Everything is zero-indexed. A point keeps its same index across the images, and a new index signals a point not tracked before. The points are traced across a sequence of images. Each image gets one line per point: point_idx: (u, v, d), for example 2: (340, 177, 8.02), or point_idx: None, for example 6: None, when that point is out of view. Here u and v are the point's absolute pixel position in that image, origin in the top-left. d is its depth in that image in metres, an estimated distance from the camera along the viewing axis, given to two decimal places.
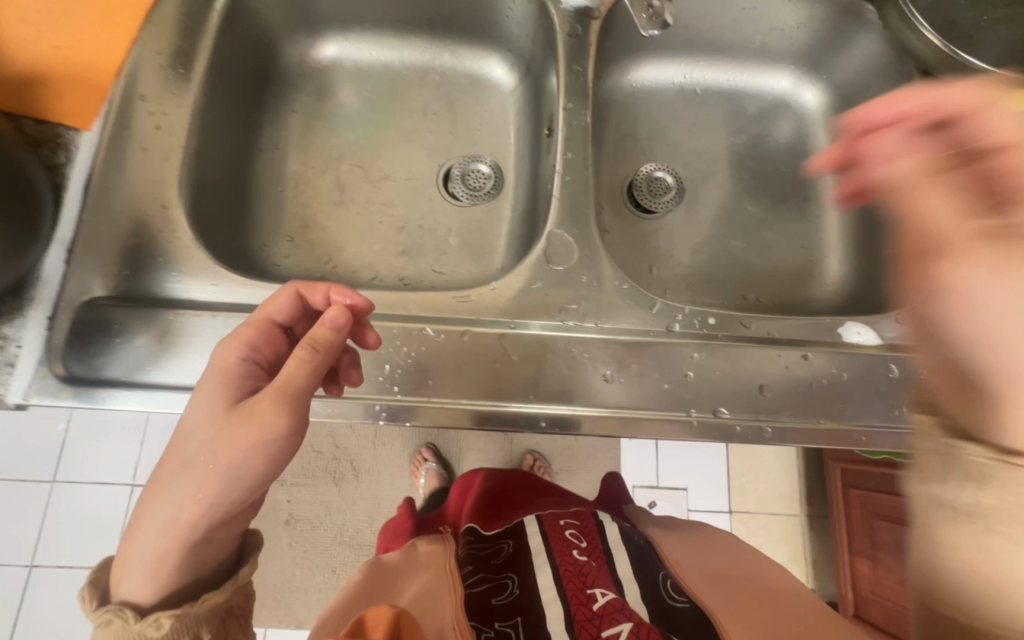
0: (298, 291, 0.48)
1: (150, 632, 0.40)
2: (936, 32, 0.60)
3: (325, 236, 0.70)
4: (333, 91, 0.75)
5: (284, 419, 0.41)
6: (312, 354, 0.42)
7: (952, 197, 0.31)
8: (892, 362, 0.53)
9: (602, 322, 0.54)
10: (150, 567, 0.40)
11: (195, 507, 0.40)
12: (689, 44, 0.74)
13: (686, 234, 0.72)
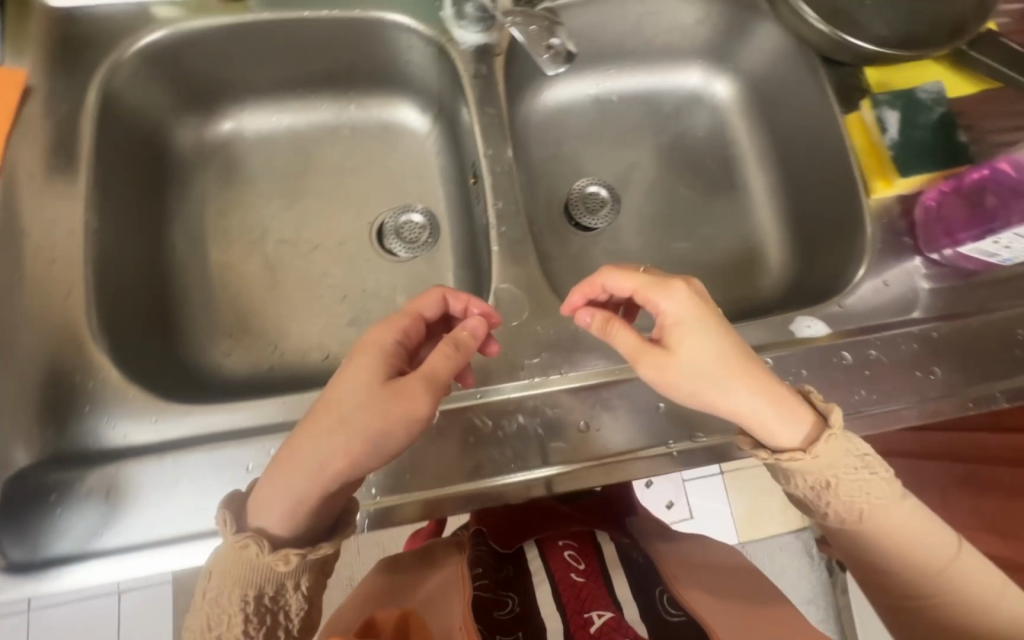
0: (444, 292, 0.51)
1: (274, 565, 0.42)
2: (823, 18, 0.61)
3: (264, 323, 0.66)
4: (239, 166, 0.70)
5: (429, 403, 0.44)
6: (454, 351, 0.46)
7: (638, 343, 0.46)
8: (844, 349, 0.55)
9: (569, 371, 0.53)
10: (286, 509, 0.42)
11: (342, 466, 0.43)
12: (595, 56, 0.73)
13: (631, 245, 0.72)
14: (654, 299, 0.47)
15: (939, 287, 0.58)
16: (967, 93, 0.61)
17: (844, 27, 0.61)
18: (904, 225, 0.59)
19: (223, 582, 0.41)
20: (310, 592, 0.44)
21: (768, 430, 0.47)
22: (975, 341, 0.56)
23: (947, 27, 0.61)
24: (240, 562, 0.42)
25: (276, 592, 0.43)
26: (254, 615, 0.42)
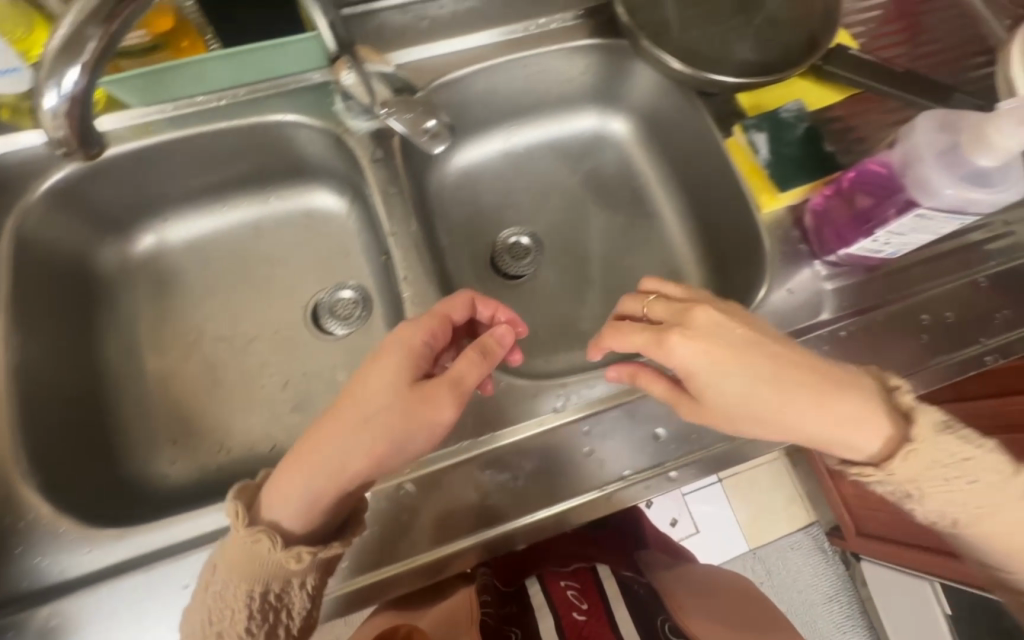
0: (472, 297, 0.56)
1: (285, 563, 0.45)
2: (684, 58, 0.65)
3: (208, 423, 0.67)
4: (167, 274, 0.72)
5: (454, 410, 0.48)
6: (480, 357, 0.51)
7: (669, 390, 0.52)
8: None
9: (545, 415, 0.59)
10: (306, 500, 0.47)
11: (365, 467, 0.48)
12: (496, 117, 0.77)
13: (558, 288, 0.75)
14: (664, 354, 0.49)
15: (842, 286, 0.61)
16: (826, 103, 0.65)
17: (705, 63, 0.65)
18: (798, 234, 0.62)
19: (232, 578, 0.45)
20: (314, 591, 0.48)
21: (845, 443, 0.50)
22: (887, 334, 0.59)
23: (798, 48, 0.65)
24: (248, 557, 0.45)
25: (281, 589, 0.47)
26: (258, 613, 0.46)
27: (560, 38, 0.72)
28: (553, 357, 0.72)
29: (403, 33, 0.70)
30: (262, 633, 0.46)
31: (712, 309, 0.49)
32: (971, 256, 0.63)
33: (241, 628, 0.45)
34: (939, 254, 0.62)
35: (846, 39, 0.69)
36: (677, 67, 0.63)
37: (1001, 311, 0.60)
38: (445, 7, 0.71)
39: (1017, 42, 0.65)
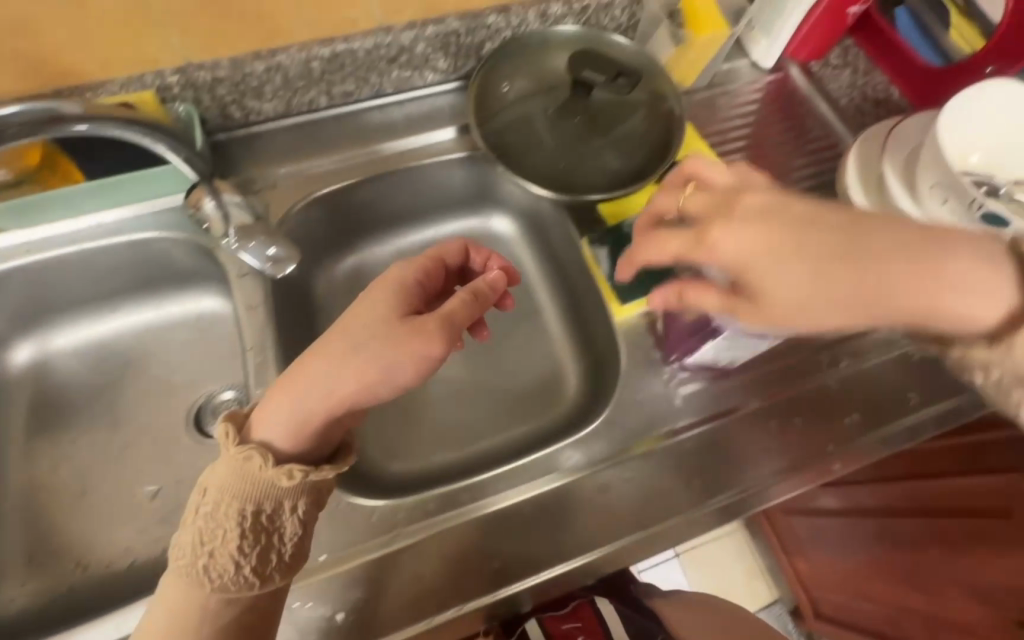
0: (466, 245, 0.67)
1: (276, 481, 0.50)
2: (549, 181, 0.69)
3: (67, 540, 0.66)
4: (47, 385, 0.73)
5: (443, 344, 0.53)
6: (471, 300, 0.56)
7: (723, 301, 0.47)
8: None
9: (521, 486, 0.58)
10: (294, 425, 0.51)
11: (353, 388, 0.51)
12: (381, 223, 0.80)
13: (444, 384, 0.76)
14: (699, 257, 0.46)
15: (691, 394, 0.63)
16: None
17: (569, 182, 0.69)
18: (652, 341, 0.64)
19: (221, 495, 0.49)
20: (303, 517, 0.51)
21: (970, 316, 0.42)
22: (732, 442, 0.61)
23: (650, 162, 0.71)
24: (241, 474, 0.50)
25: (273, 511, 0.50)
26: (249, 532, 0.49)
27: (437, 152, 0.76)
28: (430, 460, 0.71)
29: (287, 150, 0.73)
30: (253, 555, 0.49)
31: (761, 193, 0.46)
32: (821, 359, 0.66)
33: (229, 550, 0.48)
34: (785, 357, 0.65)
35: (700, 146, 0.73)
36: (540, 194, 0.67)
37: (845, 416, 0.63)
38: (328, 125, 0.75)
39: (850, 155, 0.69)
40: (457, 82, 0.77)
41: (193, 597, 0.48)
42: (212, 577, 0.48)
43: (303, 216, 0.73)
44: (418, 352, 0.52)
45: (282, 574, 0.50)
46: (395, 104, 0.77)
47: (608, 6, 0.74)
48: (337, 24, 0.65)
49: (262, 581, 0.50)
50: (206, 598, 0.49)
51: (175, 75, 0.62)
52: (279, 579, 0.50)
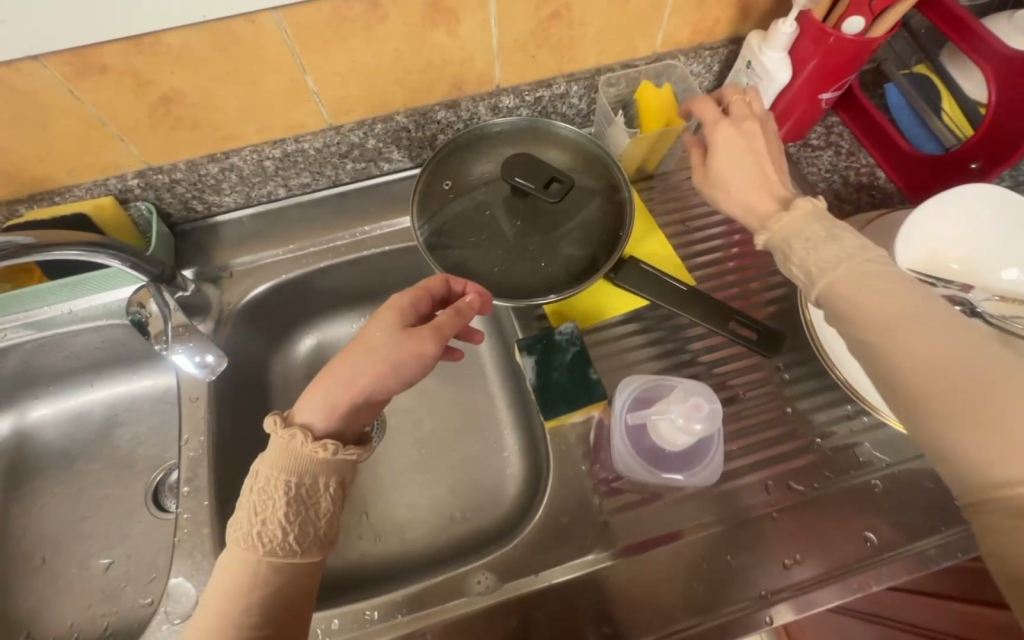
0: (446, 278, 0.62)
1: (316, 455, 0.52)
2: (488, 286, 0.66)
3: (22, 610, 0.69)
4: (24, 452, 0.78)
5: (436, 344, 0.56)
6: (455, 315, 0.58)
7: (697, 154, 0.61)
8: (511, 611, 0.55)
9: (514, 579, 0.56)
10: (329, 406, 0.54)
11: (370, 380, 0.55)
12: (336, 305, 0.82)
13: (390, 469, 0.76)
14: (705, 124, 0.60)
15: (622, 516, 0.59)
16: (619, 310, 0.68)
17: (509, 282, 0.66)
18: (581, 452, 0.61)
19: (272, 469, 0.51)
20: (338, 494, 0.53)
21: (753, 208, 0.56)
22: (661, 575, 0.56)
23: (597, 257, 0.67)
24: (287, 450, 0.52)
25: (311, 486, 0.52)
26: (293, 501, 0.50)
27: (390, 238, 0.78)
28: (366, 549, 0.71)
29: (247, 238, 0.76)
30: (296, 526, 0.50)
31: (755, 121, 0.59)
32: (770, 485, 0.60)
33: (273, 522, 0.49)
34: (730, 480, 0.60)
35: (647, 247, 0.72)
36: None
37: (791, 555, 0.57)
38: (288, 212, 0.78)
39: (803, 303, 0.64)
40: (414, 170, 0.79)
41: (243, 565, 0.49)
42: (262, 544, 0.49)
43: (232, 338, 0.72)
44: (418, 351, 0.56)
45: (317, 549, 0.52)
46: (354, 192, 0.79)
47: (563, 96, 0.74)
48: (287, 127, 0.67)
49: (302, 552, 0.51)
50: (255, 567, 0.49)
51: (135, 178, 0.67)
52: (315, 553, 0.51)
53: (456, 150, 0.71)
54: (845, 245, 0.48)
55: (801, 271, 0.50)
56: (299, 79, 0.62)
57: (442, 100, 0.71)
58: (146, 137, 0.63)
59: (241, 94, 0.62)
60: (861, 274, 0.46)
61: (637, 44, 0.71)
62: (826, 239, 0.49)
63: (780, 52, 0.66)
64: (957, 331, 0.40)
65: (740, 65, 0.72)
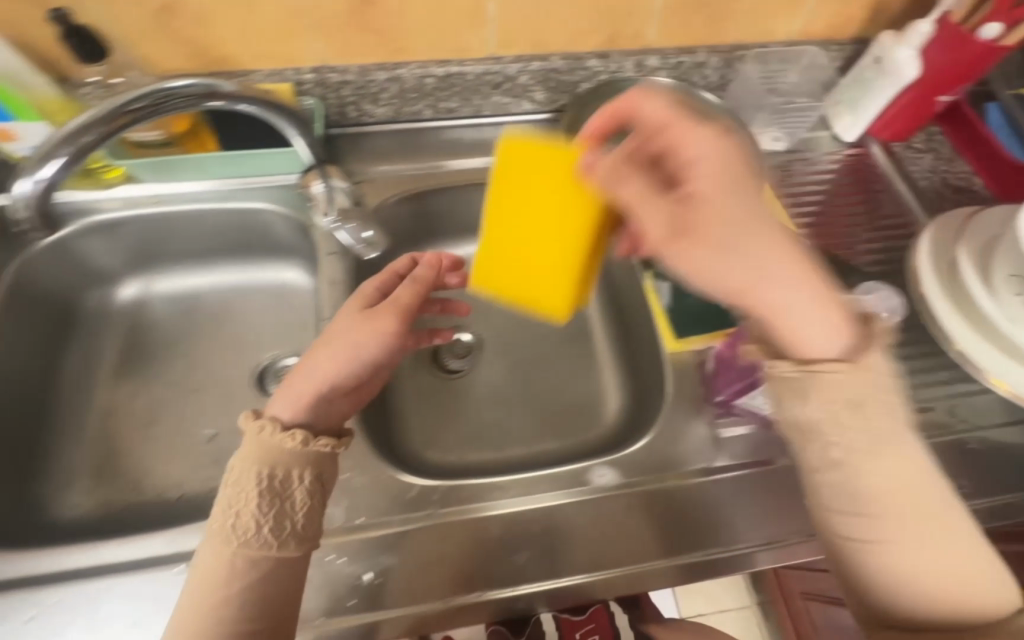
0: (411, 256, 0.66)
1: (287, 445, 0.52)
2: None
3: (130, 463, 0.71)
4: (143, 321, 0.80)
5: (399, 321, 0.59)
6: (414, 286, 0.61)
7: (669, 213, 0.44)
8: (631, 501, 0.60)
9: (632, 480, 0.61)
10: (295, 396, 0.55)
11: (337, 366, 0.56)
12: (451, 230, 0.86)
13: (489, 387, 0.80)
14: (685, 138, 0.46)
15: (732, 436, 0.63)
16: None
17: None
18: (697, 378, 0.66)
19: (245, 461, 0.52)
20: (313, 488, 0.53)
21: (806, 327, 0.46)
22: (766, 492, 0.61)
23: None
24: (258, 441, 0.53)
25: (284, 477, 0.52)
26: (265, 493, 0.51)
27: None
28: (463, 454, 0.74)
29: (388, 152, 0.81)
30: (270, 517, 0.50)
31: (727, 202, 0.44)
32: None
33: (249, 513, 0.50)
34: None
35: None
36: None
37: None
38: (427, 135, 0.82)
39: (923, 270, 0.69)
40: (547, 114, 0.84)
41: (219, 557, 0.49)
42: (236, 536, 0.50)
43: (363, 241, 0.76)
44: (376, 331, 0.58)
45: (298, 544, 0.51)
46: (489, 125, 0.84)
47: (700, 66, 0.80)
48: (456, 49, 0.74)
49: (278, 545, 0.50)
50: (230, 558, 0.50)
51: (311, 74, 0.72)
52: (293, 548, 0.51)
53: (597, 97, 0.77)
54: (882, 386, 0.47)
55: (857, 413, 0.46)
56: (484, 4, 0.69)
57: (595, 50, 0.77)
58: (334, 34, 0.69)
59: (428, 10, 0.68)
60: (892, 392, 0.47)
61: (774, 28, 0.79)
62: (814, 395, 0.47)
63: (912, 50, 0.72)
64: (875, 545, 0.46)
65: (866, 62, 0.78)
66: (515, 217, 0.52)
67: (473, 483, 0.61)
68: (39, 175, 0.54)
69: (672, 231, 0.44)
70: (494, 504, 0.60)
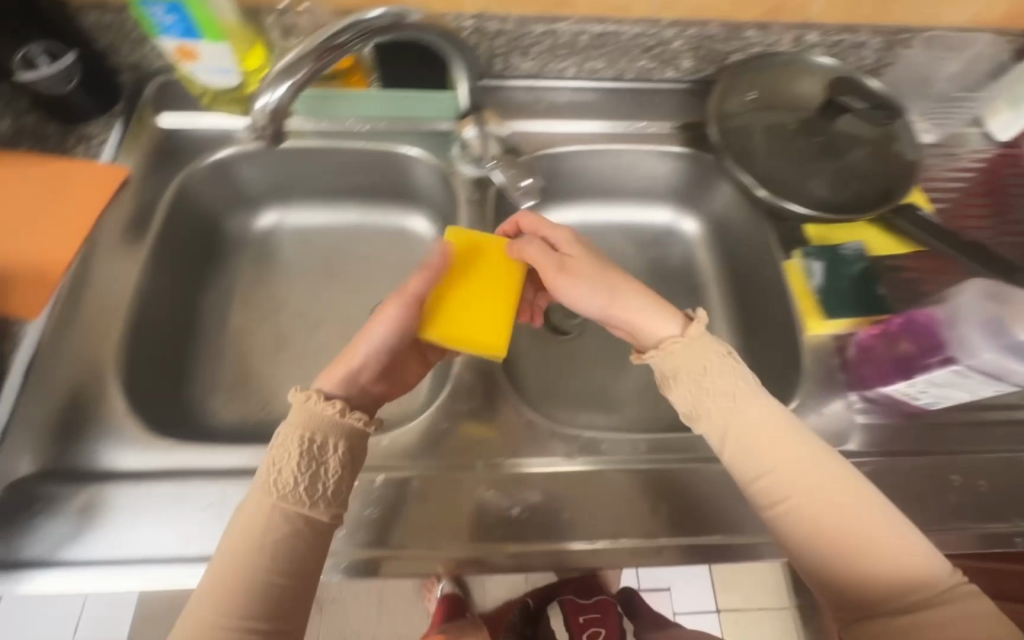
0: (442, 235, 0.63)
1: (327, 412, 0.52)
2: (763, 184, 0.71)
3: (260, 384, 0.72)
4: (273, 249, 0.82)
5: (397, 308, 0.56)
6: (421, 274, 0.58)
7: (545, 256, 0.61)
8: None
9: None
10: (335, 368, 0.56)
11: (366, 344, 0.57)
12: (574, 193, 0.86)
13: (598, 355, 0.80)
14: (544, 229, 0.64)
15: (871, 423, 0.62)
16: (890, 248, 0.71)
17: (783, 192, 0.71)
18: (836, 362, 0.65)
19: (290, 424, 0.52)
20: (346, 457, 0.52)
21: (642, 326, 0.58)
22: (910, 485, 0.59)
23: (875, 195, 0.71)
24: (302, 407, 0.53)
25: (322, 443, 0.52)
26: (304, 455, 0.51)
27: (655, 139, 0.81)
28: (573, 413, 0.76)
29: (526, 107, 0.81)
30: (304, 478, 0.50)
31: (582, 256, 0.61)
32: (1016, 434, 0.62)
33: (284, 473, 0.50)
34: (980, 420, 0.63)
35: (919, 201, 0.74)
36: (755, 189, 0.70)
37: None
38: (564, 94, 0.82)
39: None
40: (687, 83, 0.82)
41: (262, 507, 0.49)
42: (277, 489, 0.50)
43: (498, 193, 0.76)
44: (393, 313, 0.57)
45: (326, 507, 0.51)
46: (628, 90, 0.83)
47: (860, 46, 0.77)
48: (615, 8, 0.73)
49: (310, 505, 0.50)
50: (271, 511, 0.49)
51: (471, 20, 0.72)
52: (322, 510, 0.51)
53: (747, 68, 0.76)
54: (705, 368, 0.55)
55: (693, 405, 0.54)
56: None
57: (755, 20, 0.75)
58: None
59: None
60: (744, 385, 0.54)
61: (946, 12, 0.75)
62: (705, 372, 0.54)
63: None
64: (782, 507, 0.50)
65: None
66: (461, 285, 0.62)
67: (611, 436, 0.64)
68: (273, 95, 0.56)
69: (557, 264, 0.60)
70: (633, 457, 0.63)
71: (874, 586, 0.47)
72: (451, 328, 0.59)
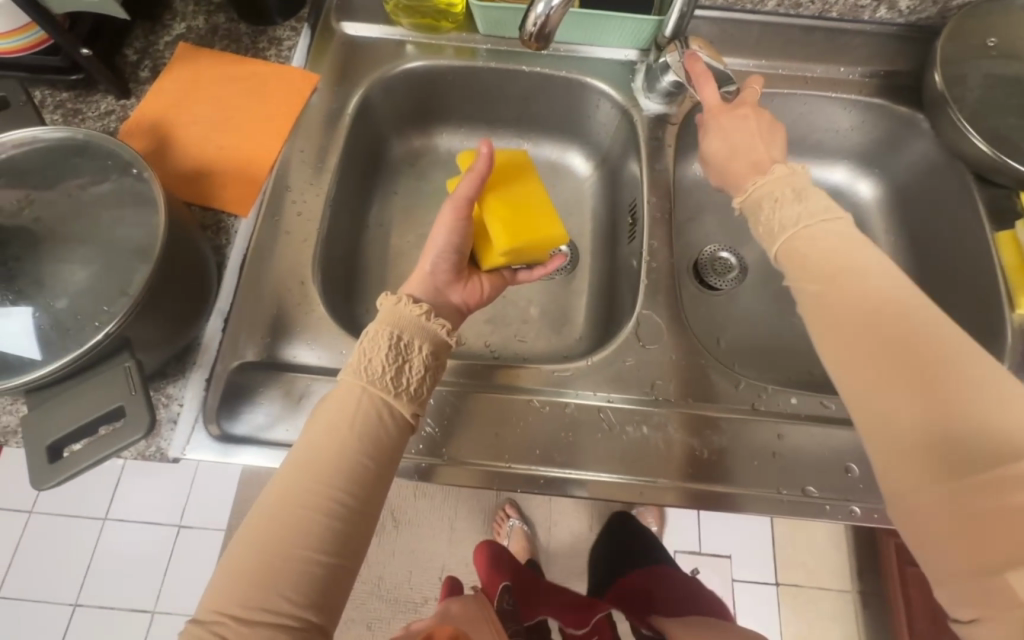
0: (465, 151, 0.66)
1: (414, 314, 0.53)
2: (985, 141, 0.65)
3: None
4: (429, 173, 0.81)
5: (451, 206, 0.59)
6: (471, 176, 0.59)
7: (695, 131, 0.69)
8: None
9: None
10: (417, 274, 0.60)
11: (439, 248, 0.60)
12: None
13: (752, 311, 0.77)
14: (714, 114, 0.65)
15: None
16: None
17: (1005, 154, 0.65)
18: None
19: (379, 322, 0.53)
20: (430, 360, 0.53)
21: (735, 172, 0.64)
22: None
23: None
24: (393, 310, 0.54)
25: (410, 341, 0.52)
26: (393, 348, 0.51)
27: (850, 87, 0.74)
28: None
29: (713, 41, 0.75)
30: (390, 370, 0.51)
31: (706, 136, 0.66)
32: None
33: (374, 363, 0.51)
34: None
35: None
36: (981, 146, 0.64)
37: None
38: (755, 29, 0.76)
39: None
40: (898, 26, 0.74)
41: (351, 390, 0.50)
42: (369, 373, 0.51)
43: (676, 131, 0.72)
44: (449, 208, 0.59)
45: (409, 402, 0.51)
46: (827, 31, 0.75)
47: None
48: None
49: (395, 396, 0.51)
50: (358, 394, 0.50)
51: None
52: (405, 404, 0.51)
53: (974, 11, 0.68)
54: (811, 207, 0.54)
55: (767, 227, 0.57)
56: None
57: None
58: None
59: None
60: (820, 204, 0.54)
61: None
62: (793, 199, 0.56)
63: None
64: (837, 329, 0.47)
65: None
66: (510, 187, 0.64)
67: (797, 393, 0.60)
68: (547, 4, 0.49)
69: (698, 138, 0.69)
70: (822, 414, 0.60)
71: (926, 426, 0.40)
72: (514, 238, 0.60)
